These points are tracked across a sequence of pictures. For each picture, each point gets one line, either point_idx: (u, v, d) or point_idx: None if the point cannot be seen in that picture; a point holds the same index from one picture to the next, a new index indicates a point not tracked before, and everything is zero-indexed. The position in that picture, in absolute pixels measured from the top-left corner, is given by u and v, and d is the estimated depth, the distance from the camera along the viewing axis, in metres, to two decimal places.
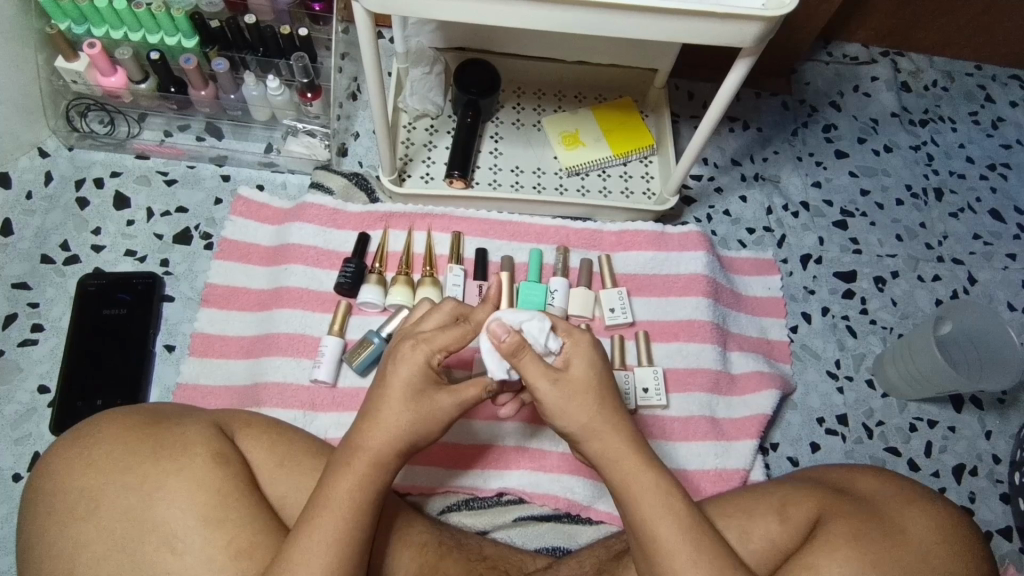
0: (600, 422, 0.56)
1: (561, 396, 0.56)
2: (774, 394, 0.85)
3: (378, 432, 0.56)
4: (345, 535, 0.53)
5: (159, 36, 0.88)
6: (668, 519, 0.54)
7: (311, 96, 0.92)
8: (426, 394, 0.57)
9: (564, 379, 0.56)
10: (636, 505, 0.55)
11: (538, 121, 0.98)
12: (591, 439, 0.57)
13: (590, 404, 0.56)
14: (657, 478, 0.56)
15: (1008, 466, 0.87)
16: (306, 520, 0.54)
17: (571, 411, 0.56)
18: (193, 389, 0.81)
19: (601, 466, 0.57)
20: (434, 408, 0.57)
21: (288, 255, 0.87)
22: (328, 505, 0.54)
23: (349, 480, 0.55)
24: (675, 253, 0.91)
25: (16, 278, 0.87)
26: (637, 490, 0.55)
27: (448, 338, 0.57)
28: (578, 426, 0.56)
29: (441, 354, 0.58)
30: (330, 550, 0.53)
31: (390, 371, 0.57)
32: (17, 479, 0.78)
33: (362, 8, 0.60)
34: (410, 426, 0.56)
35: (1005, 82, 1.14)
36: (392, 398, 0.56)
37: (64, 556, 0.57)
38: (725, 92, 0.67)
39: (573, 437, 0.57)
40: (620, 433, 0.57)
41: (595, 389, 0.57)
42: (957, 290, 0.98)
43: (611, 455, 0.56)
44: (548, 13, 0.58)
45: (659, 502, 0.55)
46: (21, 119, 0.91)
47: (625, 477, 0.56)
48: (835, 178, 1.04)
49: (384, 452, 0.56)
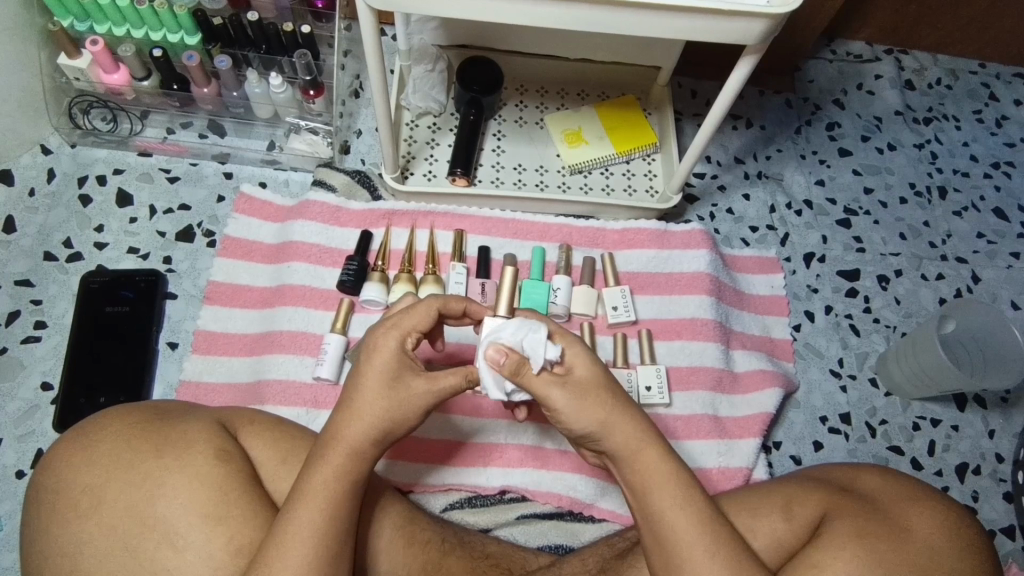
0: (615, 415, 0.56)
1: (574, 398, 0.55)
2: (776, 393, 0.85)
3: (355, 421, 0.56)
4: (322, 529, 0.53)
5: (161, 33, 0.88)
6: (687, 510, 0.54)
7: (314, 93, 0.91)
8: (401, 381, 0.57)
9: (569, 381, 0.56)
10: (654, 497, 0.54)
11: (540, 118, 0.98)
12: (611, 435, 0.56)
13: (602, 402, 0.56)
14: (675, 470, 0.55)
15: (1012, 465, 0.87)
16: (284, 513, 0.54)
17: (580, 413, 0.55)
18: (196, 387, 0.81)
19: (620, 458, 0.56)
20: (411, 395, 0.57)
21: (291, 253, 0.87)
22: (302, 498, 0.54)
23: (324, 473, 0.54)
24: (678, 252, 0.90)
25: (18, 276, 0.87)
26: (655, 481, 0.55)
27: (416, 317, 0.58)
28: (595, 423, 0.55)
29: (415, 335, 0.59)
30: (308, 542, 0.52)
31: (364, 362, 0.57)
32: (21, 476, 0.79)
33: (365, 5, 0.60)
34: (386, 415, 0.56)
35: (1008, 80, 1.13)
36: (367, 388, 0.56)
37: (65, 554, 0.57)
38: (731, 85, 0.67)
39: (591, 437, 0.57)
40: (639, 426, 0.56)
41: (605, 386, 0.57)
42: (961, 289, 0.98)
43: (631, 446, 0.56)
44: (552, 10, 0.58)
45: (679, 493, 0.54)
46: (24, 116, 0.91)
47: (645, 468, 0.55)
48: (838, 177, 1.04)
49: (363, 441, 0.56)
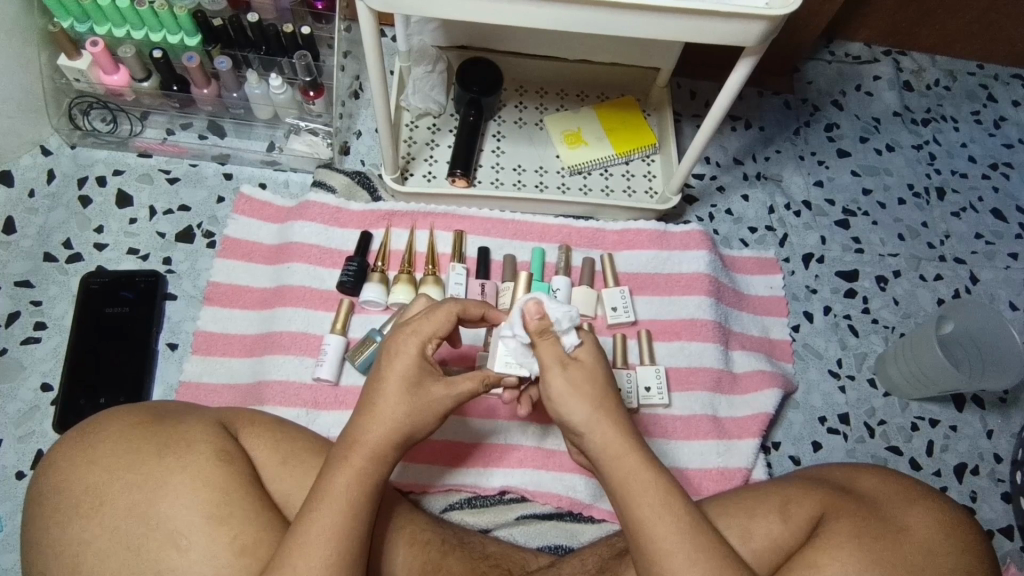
0: (602, 413, 0.57)
1: (569, 385, 0.57)
2: (776, 393, 0.85)
3: (373, 425, 0.56)
4: (343, 530, 0.53)
5: (161, 34, 0.88)
6: (665, 518, 0.53)
7: (313, 94, 0.91)
8: (421, 386, 0.57)
9: (569, 367, 0.58)
10: (633, 504, 0.54)
11: (540, 119, 0.98)
12: (594, 432, 0.57)
13: (592, 397, 0.57)
14: (654, 477, 0.55)
15: (1010, 465, 0.88)
16: (303, 516, 0.54)
17: (566, 402, 0.57)
18: (196, 388, 0.81)
19: (600, 460, 0.57)
20: (430, 400, 0.58)
21: (291, 253, 0.87)
22: (322, 500, 0.54)
23: (346, 476, 0.55)
24: (677, 253, 0.91)
25: (18, 277, 0.87)
26: (633, 487, 0.55)
27: (435, 322, 0.58)
28: (581, 416, 0.57)
29: (434, 341, 0.59)
30: (329, 544, 0.52)
31: (385, 367, 0.58)
32: (20, 477, 0.79)
33: (366, 6, 0.60)
34: (407, 420, 0.57)
35: (1007, 81, 1.14)
36: (388, 394, 0.57)
37: (68, 554, 0.57)
38: (729, 88, 0.67)
39: (576, 430, 0.58)
40: (622, 430, 0.57)
41: (598, 383, 0.58)
42: (959, 290, 0.98)
43: (611, 449, 0.56)
44: (553, 12, 0.58)
45: (658, 500, 0.54)
46: (24, 117, 0.91)
47: (625, 473, 0.56)
48: (837, 178, 1.04)
49: (383, 446, 0.56)
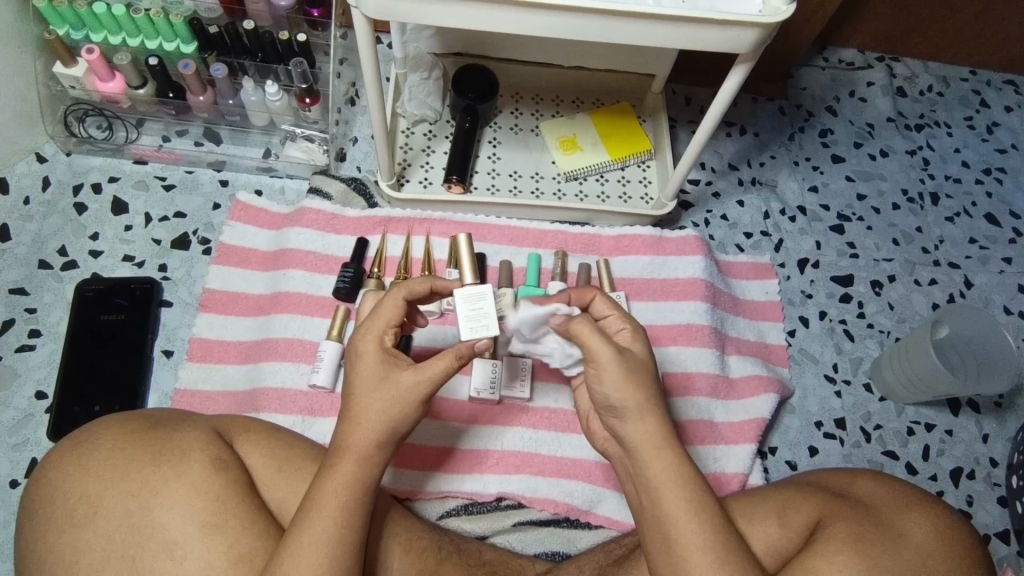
0: (647, 404, 0.56)
1: (622, 370, 0.55)
2: (772, 398, 0.85)
3: (358, 426, 0.56)
4: (335, 538, 0.53)
5: (157, 41, 0.88)
6: (695, 518, 0.54)
7: (309, 101, 0.91)
8: (390, 377, 0.56)
9: (624, 354, 0.56)
10: (663, 502, 0.54)
11: (536, 125, 0.99)
12: (637, 421, 0.56)
13: (643, 386, 0.56)
14: (688, 478, 0.55)
15: (1005, 469, 0.88)
16: (297, 524, 0.54)
17: (618, 387, 0.55)
18: (192, 395, 0.81)
19: (637, 452, 0.56)
20: (401, 389, 0.56)
21: (287, 260, 0.87)
22: (315, 510, 0.54)
23: (336, 482, 0.55)
24: (673, 258, 0.91)
25: (13, 284, 0.87)
26: (667, 485, 0.54)
27: (385, 315, 0.58)
28: (630, 402, 0.55)
29: (391, 331, 0.58)
30: (322, 552, 0.53)
31: (351, 370, 0.57)
32: (14, 485, 0.78)
33: (361, 14, 0.60)
34: (386, 413, 0.56)
35: (999, 87, 1.15)
36: (359, 392, 0.56)
37: (63, 563, 0.57)
38: (723, 96, 0.67)
39: (617, 414, 0.56)
40: (662, 425, 0.56)
41: (648, 372, 0.57)
42: (954, 294, 0.99)
43: (652, 443, 0.55)
44: (548, 19, 0.58)
45: (692, 500, 0.54)
46: (19, 125, 0.91)
47: (659, 471, 0.55)
48: (831, 183, 1.04)
49: (370, 447, 0.56)
